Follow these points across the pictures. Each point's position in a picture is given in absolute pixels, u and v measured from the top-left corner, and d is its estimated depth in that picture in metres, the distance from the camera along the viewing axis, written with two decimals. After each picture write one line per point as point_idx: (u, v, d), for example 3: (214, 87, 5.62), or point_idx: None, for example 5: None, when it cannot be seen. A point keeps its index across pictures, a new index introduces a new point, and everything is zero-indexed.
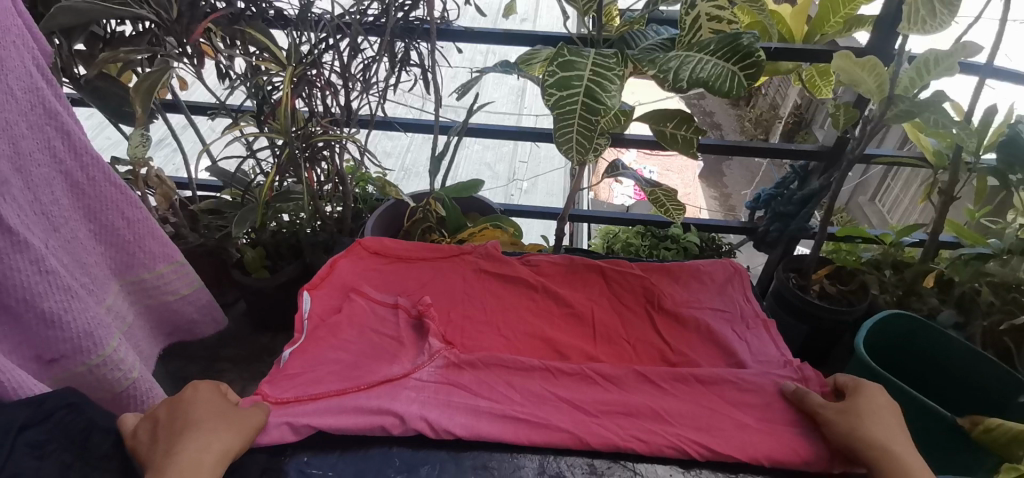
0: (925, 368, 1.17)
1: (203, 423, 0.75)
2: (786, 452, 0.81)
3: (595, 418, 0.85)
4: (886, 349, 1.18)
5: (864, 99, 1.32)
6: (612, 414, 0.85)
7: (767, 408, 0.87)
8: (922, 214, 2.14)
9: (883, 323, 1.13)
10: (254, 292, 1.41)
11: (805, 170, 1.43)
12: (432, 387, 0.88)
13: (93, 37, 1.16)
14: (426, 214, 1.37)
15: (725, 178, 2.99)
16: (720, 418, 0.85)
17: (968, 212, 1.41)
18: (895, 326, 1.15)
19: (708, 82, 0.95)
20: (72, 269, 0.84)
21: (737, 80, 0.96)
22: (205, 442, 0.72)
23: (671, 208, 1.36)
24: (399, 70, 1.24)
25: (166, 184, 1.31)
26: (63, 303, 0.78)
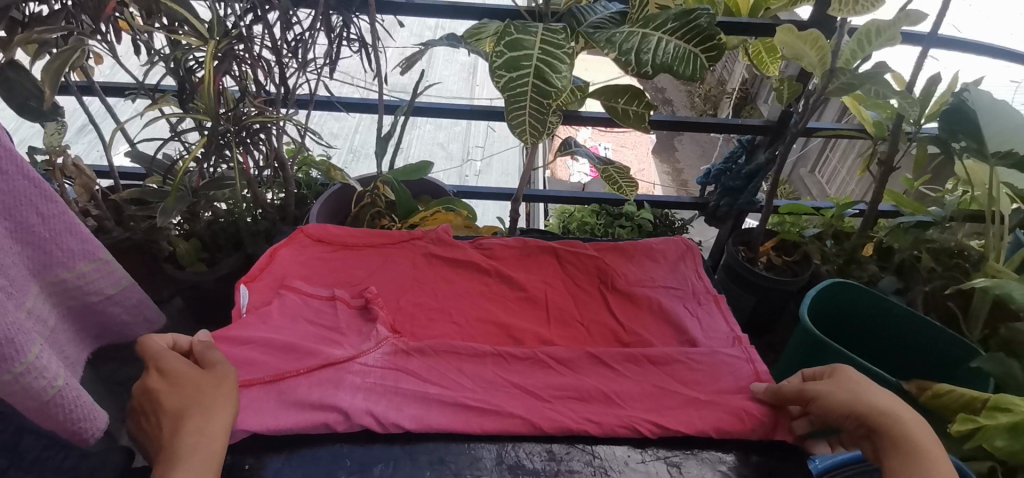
0: (863, 332, 1.23)
1: (192, 405, 0.70)
2: (733, 426, 0.83)
3: (549, 404, 0.84)
4: (831, 318, 1.23)
5: (806, 74, 1.35)
6: (566, 399, 0.85)
7: (716, 384, 0.88)
8: (858, 184, 2.24)
9: (827, 291, 1.18)
10: (192, 287, 1.32)
11: (751, 145, 1.46)
12: (377, 373, 0.85)
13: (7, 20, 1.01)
14: (375, 199, 1.32)
15: (676, 153, 3.03)
16: (672, 399, 0.86)
17: (908, 182, 1.47)
18: (838, 294, 1.20)
19: (671, 67, 0.95)
20: None
21: (700, 62, 0.95)
22: (197, 427, 0.68)
23: (624, 185, 1.35)
24: (337, 46, 1.17)
25: (85, 174, 1.20)
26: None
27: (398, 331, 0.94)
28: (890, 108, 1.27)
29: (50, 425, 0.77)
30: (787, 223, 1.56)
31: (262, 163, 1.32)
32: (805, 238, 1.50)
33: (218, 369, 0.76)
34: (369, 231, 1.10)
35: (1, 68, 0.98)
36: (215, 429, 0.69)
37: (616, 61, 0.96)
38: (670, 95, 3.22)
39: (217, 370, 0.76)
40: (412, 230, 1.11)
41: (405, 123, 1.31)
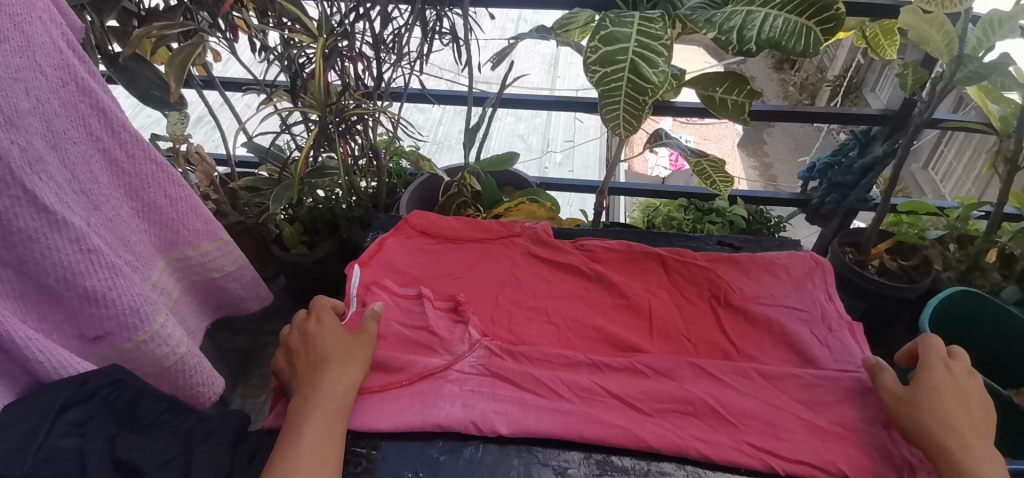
0: (1001, 341, 1.06)
1: (334, 361, 0.73)
2: (863, 459, 0.69)
3: (650, 416, 0.74)
4: (949, 324, 1.09)
5: (933, 58, 1.22)
6: (668, 411, 0.74)
7: (840, 408, 0.75)
8: (977, 183, 1.98)
9: (946, 301, 1.05)
10: (293, 267, 1.44)
11: (867, 136, 1.32)
12: (476, 380, 0.78)
13: (125, 13, 1.10)
14: (460, 189, 1.35)
15: (765, 146, 2.83)
16: (789, 431, 0.72)
17: None
18: (958, 304, 1.06)
19: (780, 42, 0.88)
20: (116, 247, 0.81)
21: (814, 35, 0.88)
22: (335, 378, 0.72)
23: (717, 180, 1.29)
24: (430, 40, 1.20)
25: (205, 161, 1.34)
26: (105, 281, 0.73)
27: (495, 328, 0.86)
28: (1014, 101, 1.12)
29: (174, 389, 0.86)
30: (905, 223, 1.42)
31: (359, 153, 1.39)
32: (926, 241, 1.34)
33: (365, 336, 0.79)
34: (470, 222, 1.03)
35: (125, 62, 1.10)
36: (347, 390, 0.71)
37: (715, 41, 0.91)
38: (762, 84, 3.01)
39: (363, 336, 0.78)
40: (512, 229, 1.02)
41: (492, 115, 1.32)
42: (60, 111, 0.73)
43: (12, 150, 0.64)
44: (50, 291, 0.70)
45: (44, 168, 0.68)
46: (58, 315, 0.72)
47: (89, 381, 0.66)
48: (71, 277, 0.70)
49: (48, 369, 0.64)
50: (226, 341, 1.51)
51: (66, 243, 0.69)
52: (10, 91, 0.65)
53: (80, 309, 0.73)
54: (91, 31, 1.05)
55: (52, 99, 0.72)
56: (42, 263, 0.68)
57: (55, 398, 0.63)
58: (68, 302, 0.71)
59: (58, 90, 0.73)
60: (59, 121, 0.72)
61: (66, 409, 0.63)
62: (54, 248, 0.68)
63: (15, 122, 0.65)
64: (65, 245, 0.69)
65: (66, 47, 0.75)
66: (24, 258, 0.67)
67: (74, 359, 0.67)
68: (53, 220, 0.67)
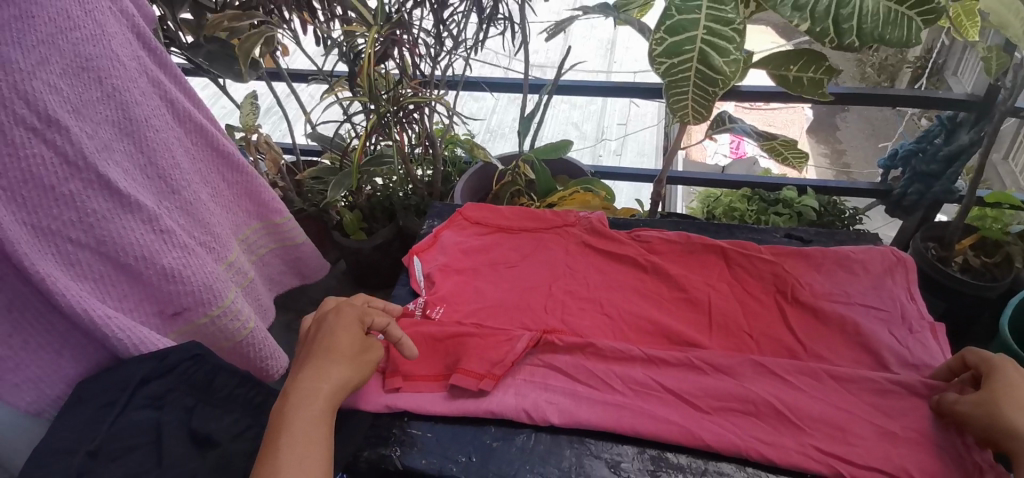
0: None
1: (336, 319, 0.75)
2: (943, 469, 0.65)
3: (707, 414, 0.71)
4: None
5: (1013, 43, 1.08)
6: (727, 411, 0.71)
7: (918, 415, 0.70)
8: None
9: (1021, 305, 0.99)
10: (353, 252, 1.51)
11: (953, 122, 1.19)
12: (528, 369, 0.78)
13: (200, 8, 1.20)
14: (514, 178, 1.32)
15: (840, 132, 2.61)
16: (859, 437, 0.68)
17: None
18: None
19: (881, 36, 0.81)
20: (191, 228, 0.85)
21: (913, 23, 0.81)
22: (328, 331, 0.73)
23: (789, 156, 1.22)
24: (487, 27, 1.21)
25: (273, 149, 1.42)
26: (178, 259, 0.78)
27: (549, 318, 0.85)
28: None
29: (246, 363, 0.92)
30: (989, 217, 1.27)
31: (415, 142, 1.42)
32: (1010, 237, 1.23)
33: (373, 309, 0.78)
34: (525, 211, 1.03)
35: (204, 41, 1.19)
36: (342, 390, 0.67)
37: (806, 32, 0.84)
38: (835, 63, 2.79)
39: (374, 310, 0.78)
40: (566, 218, 1.01)
41: (548, 102, 1.30)
42: (140, 100, 0.79)
43: (85, 137, 0.70)
44: (130, 270, 0.73)
45: (112, 155, 0.74)
46: (138, 294, 0.76)
47: (169, 356, 0.71)
48: (149, 256, 0.74)
49: (127, 344, 0.70)
50: (292, 321, 1.62)
51: (141, 224, 0.74)
52: (82, 80, 0.71)
53: (158, 287, 0.77)
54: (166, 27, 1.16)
55: (130, 88, 0.77)
56: (121, 243, 0.72)
57: (136, 373, 0.68)
58: (147, 281, 0.75)
59: (135, 80, 0.79)
60: (137, 110, 0.78)
61: (145, 382, 0.68)
62: (130, 229, 0.73)
63: (81, 111, 0.70)
64: (138, 225, 0.73)
65: (137, 40, 0.82)
66: (101, 239, 0.70)
67: (152, 337, 0.73)
68: (126, 202, 0.72)
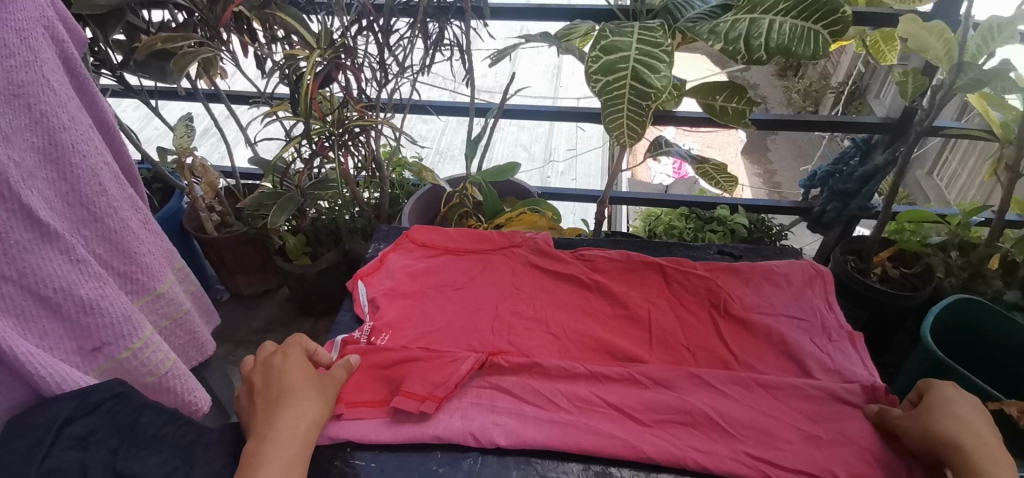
0: (993, 355, 1.07)
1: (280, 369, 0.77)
2: (861, 467, 0.70)
3: (648, 427, 0.74)
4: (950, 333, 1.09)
5: (933, 65, 1.21)
6: (667, 423, 0.74)
7: (838, 418, 0.75)
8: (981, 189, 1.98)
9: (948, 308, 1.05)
10: (297, 278, 1.47)
11: (868, 144, 1.33)
12: (475, 392, 0.78)
13: (133, 29, 1.20)
14: (463, 199, 1.36)
15: (770, 153, 2.83)
16: (787, 442, 0.72)
17: None
18: (963, 311, 1.06)
19: (790, 47, 0.88)
20: (112, 258, 0.81)
21: (822, 38, 0.88)
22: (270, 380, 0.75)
23: (722, 180, 1.29)
24: (433, 52, 1.23)
25: (209, 173, 1.38)
26: (98, 290, 0.73)
27: (495, 339, 0.86)
28: (1017, 108, 1.12)
29: (173, 402, 0.87)
30: (906, 230, 1.39)
31: (361, 165, 1.40)
32: (927, 248, 1.33)
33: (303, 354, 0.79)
34: (469, 232, 1.05)
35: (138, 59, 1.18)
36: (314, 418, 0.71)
37: (722, 52, 0.92)
38: (765, 90, 3.01)
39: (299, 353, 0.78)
40: (512, 239, 1.02)
41: (494, 126, 1.33)
42: (69, 125, 0.74)
43: (9, 166, 0.66)
44: (45, 302, 0.69)
45: (32, 184, 0.70)
46: (55, 330, 0.71)
47: (92, 394, 0.67)
48: (66, 287, 0.70)
49: (51, 384, 0.65)
50: (231, 352, 1.55)
51: (57, 255, 0.70)
52: (12, 107, 0.69)
53: (76, 320, 0.72)
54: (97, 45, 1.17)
55: (60, 113, 0.73)
56: (36, 275, 0.68)
57: (57, 413, 0.64)
58: (64, 314, 0.71)
59: (66, 104, 0.74)
60: (65, 136, 0.73)
61: (69, 422, 0.64)
62: (47, 260, 0.69)
63: (5, 137, 0.68)
64: (56, 255, 0.70)
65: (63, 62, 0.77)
66: (23, 271, 0.67)
67: (74, 372, 0.68)
68: (46, 232, 0.68)
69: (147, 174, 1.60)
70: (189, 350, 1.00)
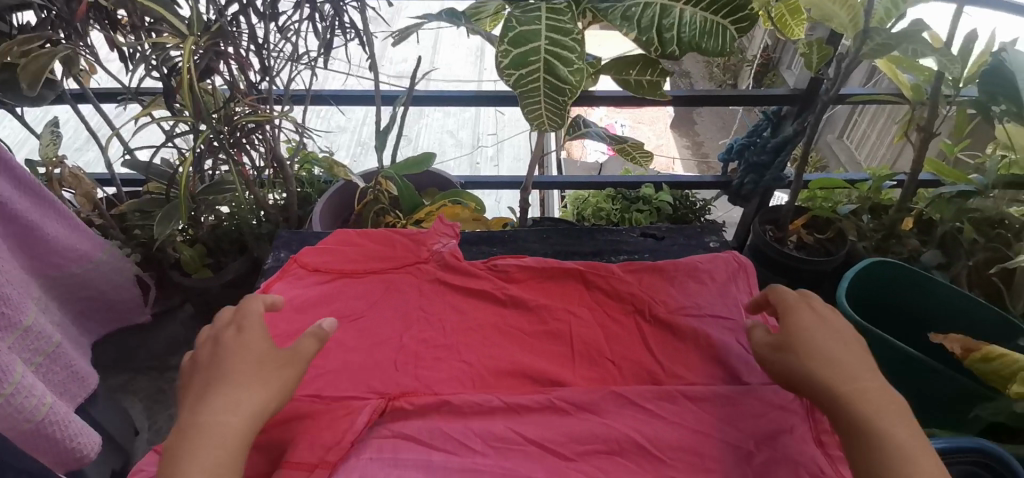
0: (903, 316, 1.15)
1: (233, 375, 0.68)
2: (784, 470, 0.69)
3: (571, 461, 0.71)
4: (868, 300, 1.15)
5: (838, 34, 1.24)
6: (593, 453, 0.72)
7: (761, 423, 0.75)
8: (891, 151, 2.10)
9: (866, 271, 1.11)
10: (199, 293, 1.33)
11: (777, 116, 1.36)
12: (376, 445, 0.71)
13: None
14: (377, 195, 1.25)
15: (696, 126, 2.90)
16: (710, 456, 0.72)
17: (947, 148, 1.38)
18: (878, 273, 1.11)
19: (697, 43, 0.86)
20: None
21: (729, 34, 0.87)
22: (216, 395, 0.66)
23: (638, 156, 1.27)
24: (329, 36, 1.11)
25: (85, 183, 1.23)
26: None
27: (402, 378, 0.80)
28: (926, 69, 1.24)
29: None
30: (818, 198, 1.46)
31: (262, 164, 1.28)
32: (839, 215, 1.40)
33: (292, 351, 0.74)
34: (376, 249, 0.99)
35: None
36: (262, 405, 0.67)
37: (635, 41, 0.88)
38: (688, 64, 3.07)
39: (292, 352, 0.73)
40: (419, 254, 0.98)
41: (406, 114, 1.23)
42: None
43: None
44: None
45: None
46: None
47: None
48: None
49: None
50: (130, 381, 1.41)
51: None
52: None
53: None
54: None
55: None
56: None
57: None
58: None
59: None
60: None
61: None
62: None
63: None
64: None
65: None
66: None
67: None
68: None
69: None
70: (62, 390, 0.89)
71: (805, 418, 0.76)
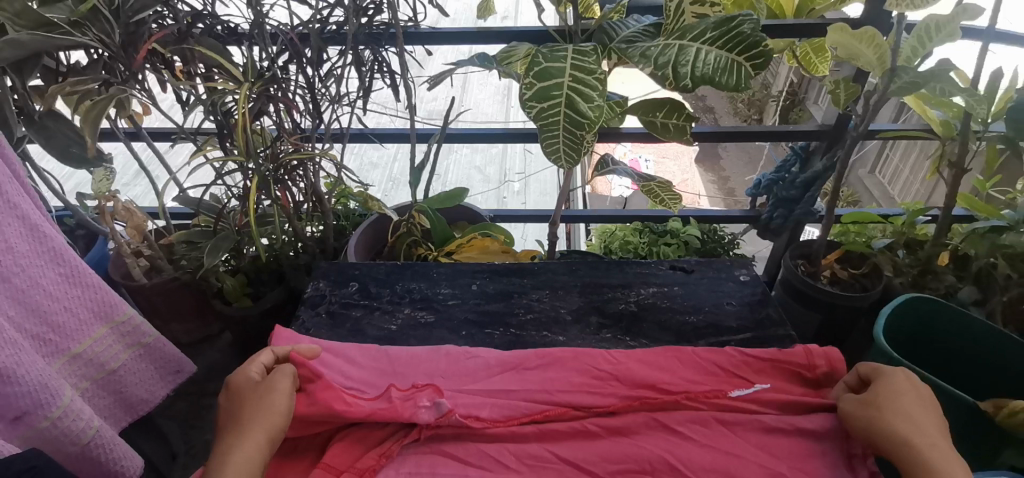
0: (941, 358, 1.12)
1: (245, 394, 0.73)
2: None
3: None
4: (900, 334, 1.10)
5: (864, 72, 1.25)
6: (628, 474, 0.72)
7: (800, 453, 0.74)
8: (924, 186, 2.07)
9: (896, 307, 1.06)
10: (238, 321, 1.37)
11: (806, 152, 1.37)
12: (414, 460, 0.74)
13: (48, 71, 1.11)
14: (410, 228, 1.30)
15: (721, 161, 2.90)
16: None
17: (980, 183, 1.34)
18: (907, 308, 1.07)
19: (712, 78, 0.89)
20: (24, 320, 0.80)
21: (744, 70, 0.89)
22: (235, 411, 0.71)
23: (666, 198, 1.29)
24: (369, 78, 1.18)
25: (135, 216, 1.30)
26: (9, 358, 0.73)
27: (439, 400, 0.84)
28: (955, 106, 1.22)
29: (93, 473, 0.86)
30: (851, 232, 1.47)
31: (302, 198, 1.34)
32: (874, 250, 1.38)
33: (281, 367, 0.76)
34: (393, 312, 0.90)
35: (53, 114, 1.13)
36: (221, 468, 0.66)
37: (651, 75, 0.93)
38: (711, 102, 3.10)
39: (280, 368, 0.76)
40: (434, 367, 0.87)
41: (438, 151, 1.28)
42: None
43: None
44: None
45: None
46: None
47: (9, 465, 0.66)
48: None
49: None
50: (173, 405, 1.46)
51: None
52: None
53: None
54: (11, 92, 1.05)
55: None
56: None
57: None
58: None
59: None
60: None
61: None
62: None
63: None
64: None
65: None
66: None
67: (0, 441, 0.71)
68: None
69: (68, 223, 1.47)
70: (116, 411, 0.97)
71: (842, 455, 0.74)
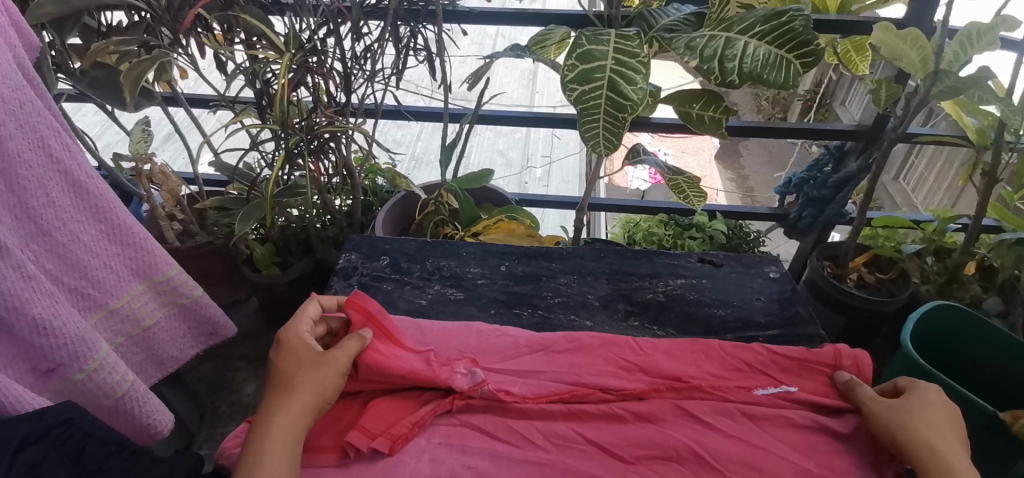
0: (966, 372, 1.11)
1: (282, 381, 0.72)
2: None
3: (631, 465, 0.73)
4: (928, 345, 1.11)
5: (905, 74, 1.23)
6: (653, 459, 0.73)
7: (825, 450, 0.75)
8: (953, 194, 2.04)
9: (928, 316, 1.07)
10: (265, 288, 1.40)
11: (840, 151, 1.35)
12: (443, 432, 0.76)
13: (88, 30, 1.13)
14: (438, 206, 1.31)
15: (742, 159, 2.87)
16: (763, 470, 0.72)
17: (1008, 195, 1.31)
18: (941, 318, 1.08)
19: (759, 76, 0.88)
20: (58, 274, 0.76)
21: (793, 67, 0.88)
22: (273, 403, 0.69)
23: (691, 194, 1.29)
24: (405, 56, 1.19)
25: (170, 180, 1.31)
26: (49, 309, 0.66)
27: None
28: (990, 114, 1.19)
29: (124, 430, 0.79)
30: (881, 235, 1.43)
31: (332, 172, 1.36)
32: (902, 254, 1.37)
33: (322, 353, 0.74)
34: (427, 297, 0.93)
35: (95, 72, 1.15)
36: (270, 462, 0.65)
37: (696, 68, 0.92)
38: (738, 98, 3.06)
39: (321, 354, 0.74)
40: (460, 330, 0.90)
41: (469, 131, 1.28)
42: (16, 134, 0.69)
43: None
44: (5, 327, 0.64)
45: None
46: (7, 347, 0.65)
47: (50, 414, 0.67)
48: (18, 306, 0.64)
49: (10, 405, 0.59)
50: (197, 366, 1.50)
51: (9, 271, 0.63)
52: None
53: (27, 340, 0.66)
54: (54, 49, 1.06)
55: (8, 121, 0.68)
56: None
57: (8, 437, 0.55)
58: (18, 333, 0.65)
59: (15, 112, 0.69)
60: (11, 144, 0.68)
61: None
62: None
63: None
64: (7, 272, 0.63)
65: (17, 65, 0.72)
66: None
67: (28, 392, 0.62)
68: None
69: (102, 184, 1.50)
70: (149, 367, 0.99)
71: (869, 453, 0.75)
